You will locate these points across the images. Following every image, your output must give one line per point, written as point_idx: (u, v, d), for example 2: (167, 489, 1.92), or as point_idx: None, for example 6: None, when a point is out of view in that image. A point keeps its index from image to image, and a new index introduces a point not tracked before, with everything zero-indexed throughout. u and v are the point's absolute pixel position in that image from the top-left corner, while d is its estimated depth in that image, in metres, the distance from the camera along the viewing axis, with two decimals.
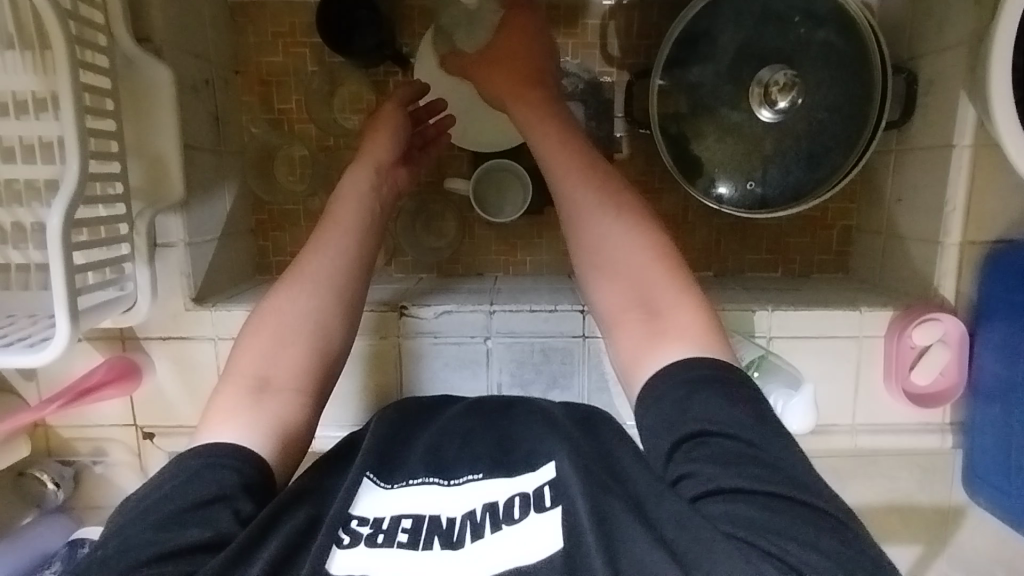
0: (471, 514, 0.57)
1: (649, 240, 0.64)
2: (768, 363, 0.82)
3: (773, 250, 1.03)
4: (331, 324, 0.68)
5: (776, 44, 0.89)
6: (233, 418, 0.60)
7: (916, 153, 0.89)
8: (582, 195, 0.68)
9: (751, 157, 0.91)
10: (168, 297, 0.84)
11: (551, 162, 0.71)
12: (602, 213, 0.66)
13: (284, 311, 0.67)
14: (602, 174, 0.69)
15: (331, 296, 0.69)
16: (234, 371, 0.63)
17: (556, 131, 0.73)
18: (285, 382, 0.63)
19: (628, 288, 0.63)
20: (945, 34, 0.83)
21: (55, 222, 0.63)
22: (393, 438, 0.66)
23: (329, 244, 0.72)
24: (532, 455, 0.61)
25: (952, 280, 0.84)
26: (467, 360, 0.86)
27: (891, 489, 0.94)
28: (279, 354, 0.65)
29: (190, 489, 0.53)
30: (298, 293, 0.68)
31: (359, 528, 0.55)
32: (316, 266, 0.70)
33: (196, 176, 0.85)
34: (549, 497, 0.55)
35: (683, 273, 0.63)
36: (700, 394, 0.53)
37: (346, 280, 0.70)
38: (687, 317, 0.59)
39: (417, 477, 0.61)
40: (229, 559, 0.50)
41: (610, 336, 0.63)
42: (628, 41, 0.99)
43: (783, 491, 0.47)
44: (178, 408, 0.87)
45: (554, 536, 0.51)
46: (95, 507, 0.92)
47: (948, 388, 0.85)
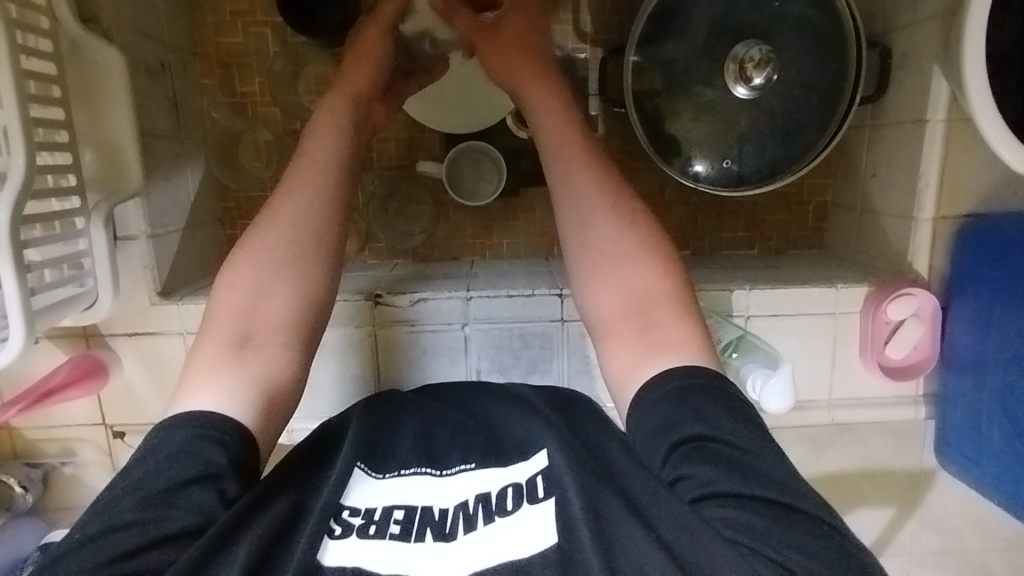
0: (464, 505, 0.56)
1: (648, 251, 0.66)
2: (746, 343, 0.82)
3: (750, 227, 1.02)
4: (311, 277, 0.66)
5: (751, 19, 0.87)
6: (212, 377, 0.58)
7: (891, 127, 0.88)
8: (586, 195, 0.69)
9: (727, 135, 0.90)
10: (133, 291, 0.81)
11: (550, 144, 0.72)
12: (606, 221, 0.68)
13: (262, 263, 0.65)
14: (611, 181, 0.70)
15: (305, 245, 0.67)
16: (215, 326, 0.62)
17: (565, 128, 0.72)
18: (265, 336, 0.62)
19: (627, 298, 0.64)
20: (918, 7, 0.82)
21: (1, 219, 0.60)
22: (376, 428, 0.64)
23: (303, 188, 0.69)
24: (524, 445, 0.61)
25: (925, 254, 0.84)
26: (445, 348, 0.85)
27: (865, 455, 0.95)
28: (258, 307, 0.63)
29: (174, 466, 0.51)
30: (274, 243, 0.66)
31: (351, 518, 0.54)
32: (291, 214, 0.67)
33: (155, 164, 0.82)
34: (542, 487, 0.55)
35: (682, 290, 0.64)
36: (693, 399, 0.54)
37: (321, 227, 0.68)
38: (684, 330, 0.61)
39: (408, 467, 0.60)
40: (212, 545, 0.48)
41: (602, 342, 0.65)
42: (601, 17, 0.97)
43: (774, 497, 0.47)
44: (149, 405, 0.84)
45: (548, 530, 0.51)
46: (67, 509, 0.90)
47: (921, 361, 0.86)
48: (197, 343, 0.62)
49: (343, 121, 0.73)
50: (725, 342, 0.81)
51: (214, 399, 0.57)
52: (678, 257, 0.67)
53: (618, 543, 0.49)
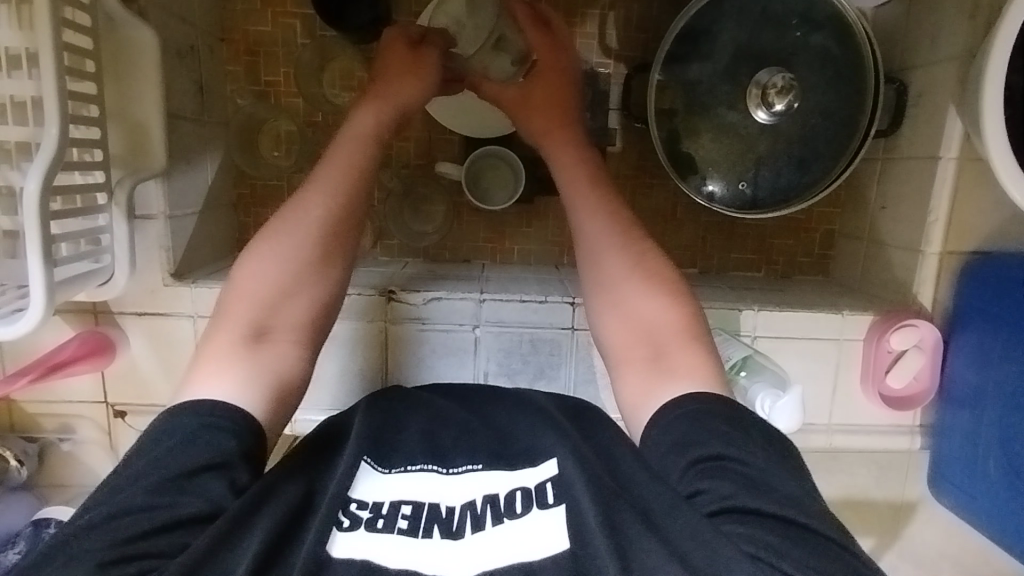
0: (471, 504, 0.56)
1: (661, 287, 0.67)
2: (753, 363, 0.82)
3: (757, 250, 1.05)
4: (328, 278, 0.68)
5: (774, 46, 0.89)
6: (226, 370, 0.59)
7: (903, 163, 0.91)
8: (600, 231, 0.72)
9: (745, 158, 0.92)
10: (146, 271, 0.80)
11: (570, 183, 0.76)
12: (620, 255, 0.70)
13: (281, 259, 0.66)
14: (623, 220, 0.73)
15: (327, 248, 0.68)
16: (229, 317, 0.63)
17: (582, 177, 0.76)
18: (281, 332, 0.63)
19: (638, 329, 0.66)
20: (938, 47, 0.85)
21: (32, 187, 0.60)
22: (383, 422, 0.64)
23: (327, 190, 0.70)
24: (532, 452, 0.61)
25: (930, 289, 0.86)
26: (454, 348, 0.85)
27: (850, 483, 0.96)
28: (276, 304, 0.64)
29: (187, 453, 0.51)
30: (296, 241, 0.67)
31: (359, 511, 0.54)
32: (315, 215, 0.68)
33: (178, 146, 0.82)
34: (552, 494, 0.55)
35: (697, 322, 0.65)
36: (707, 421, 0.55)
37: (344, 231, 0.69)
38: (697, 355, 0.62)
39: (415, 463, 0.60)
40: (223, 532, 0.48)
41: (616, 372, 0.66)
42: (627, 34, 0.98)
43: (791, 515, 0.48)
44: (153, 385, 0.84)
45: (560, 536, 0.51)
46: (60, 486, 0.88)
47: (920, 392, 0.88)
48: (210, 330, 0.63)
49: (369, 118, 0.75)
50: (733, 361, 0.82)
51: (229, 390, 0.57)
52: (688, 288, 0.69)
53: (631, 546, 0.49)
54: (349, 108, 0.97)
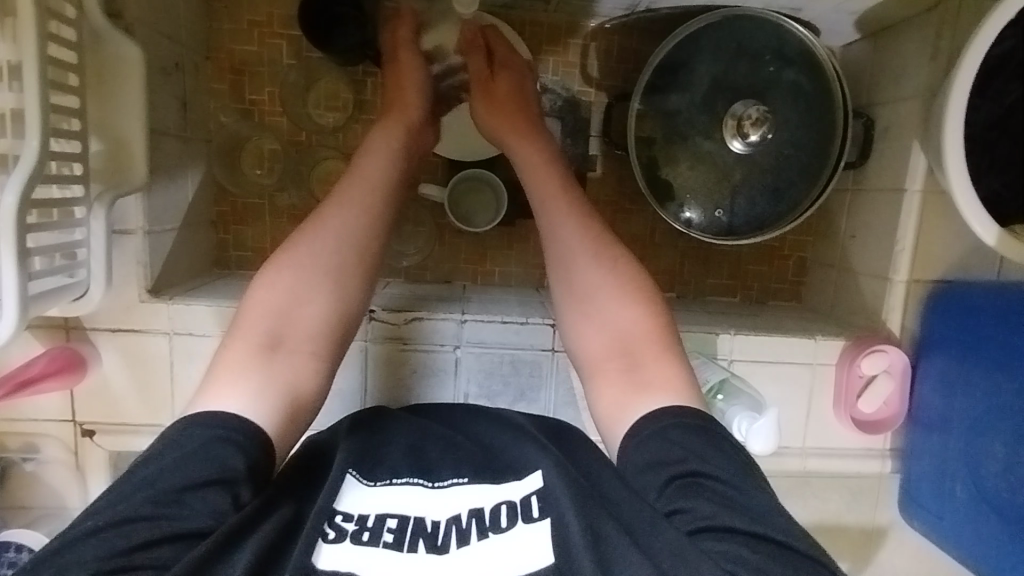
0: (456, 520, 0.55)
1: (641, 301, 0.68)
2: (729, 387, 0.84)
3: (733, 276, 1.07)
4: (347, 288, 0.67)
5: (750, 80, 0.93)
6: (241, 380, 0.57)
7: (870, 194, 0.94)
8: (575, 242, 0.72)
9: (722, 186, 0.95)
10: (123, 287, 0.79)
11: (541, 192, 0.76)
12: (596, 266, 0.71)
13: (300, 268, 0.65)
14: (592, 227, 0.73)
15: (348, 254, 0.68)
16: (246, 325, 0.62)
17: (551, 181, 0.76)
18: (297, 342, 0.62)
19: (612, 340, 0.67)
20: (902, 85, 0.89)
21: (9, 200, 0.59)
22: (364, 438, 0.64)
23: (352, 201, 0.70)
24: (517, 467, 0.61)
25: (898, 314, 0.89)
26: (434, 369, 0.85)
27: (821, 509, 0.98)
28: (293, 310, 0.63)
29: (190, 466, 0.50)
30: (316, 252, 0.66)
31: (344, 523, 0.53)
32: (334, 229, 0.68)
33: (159, 161, 0.81)
34: (537, 508, 0.55)
35: (670, 340, 0.66)
36: (683, 436, 0.56)
37: (367, 240, 0.69)
38: (671, 368, 0.63)
39: (400, 477, 0.59)
40: (218, 545, 0.47)
41: (590, 383, 0.67)
42: (608, 63, 1.01)
43: (769, 534, 0.49)
44: (124, 404, 0.82)
45: (544, 551, 0.51)
46: (21, 508, 0.85)
47: (889, 417, 0.91)
48: (225, 341, 0.62)
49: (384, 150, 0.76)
50: (710, 384, 0.83)
51: (242, 401, 0.56)
52: (663, 301, 0.70)
53: (612, 558, 0.50)
54: (333, 128, 0.98)
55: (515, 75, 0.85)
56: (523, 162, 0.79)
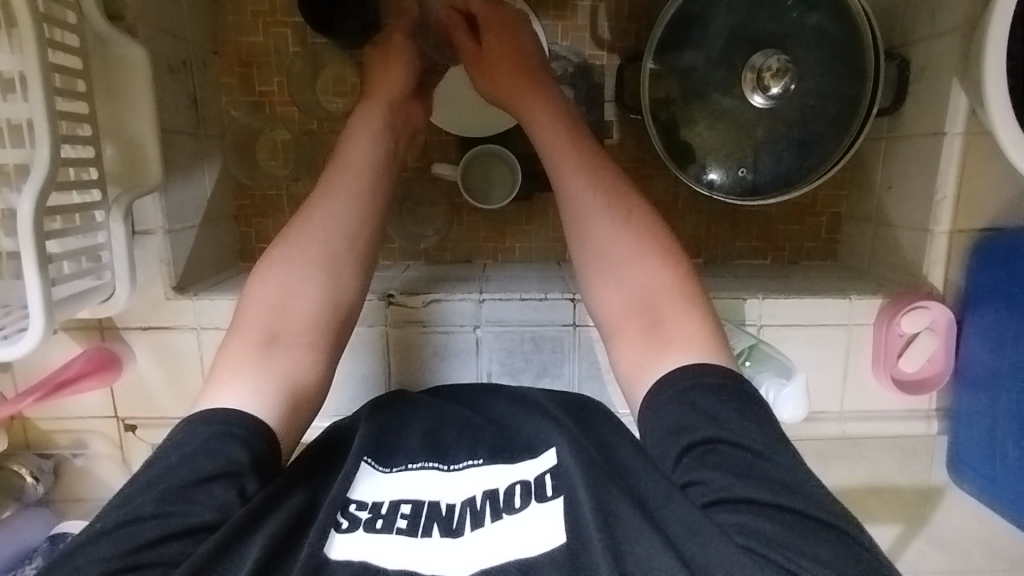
0: (471, 501, 0.56)
1: (659, 256, 0.65)
2: (758, 352, 0.81)
3: (763, 237, 1.03)
4: (341, 280, 0.67)
5: (770, 28, 0.87)
6: (241, 376, 0.59)
7: (907, 140, 0.88)
8: (588, 199, 0.69)
9: (743, 144, 0.90)
10: (149, 286, 0.81)
11: (551, 153, 0.73)
12: (608, 222, 0.68)
13: (291, 262, 0.66)
14: (604, 183, 0.70)
15: (340, 246, 0.68)
16: (242, 323, 0.63)
17: (563, 134, 0.72)
18: (294, 335, 0.63)
19: (632, 299, 0.65)
20: (938, 20, 0.82)
21: (26, 209, 0.60)
22: (384, 423, 0.65)
23: (340, 193, 0.70)
24: (533, 445, 0.61)
25: (940, 268, 0.84)
26: (456, 350, 0.85)
27: (871, 471, 0.94)
28: (289, 305, 0.64)
29: (195, 462, 0.51)
30: (307, 245, 0.67)
31: (358, 512, 0.54)
32: (326, 221, 0.69)
33: (174, 160, 0.83)
34: (549, 486, 0.55)
35: (692, 294, 0.63)
36: (701, 399, 0.54)
37: (357, 228, 0.69)
38: (692, 325, 0.61)
39: (415, 462, 0.60)
40: (228, 537, 0.49)
41: (611, 343, 0.65)
42: (619, 23, 0.97)
43: (789, 503, 0.47)
44: (161, 400, 0.85)
45: (556, 530, 0.51)
46: (77, 500, 0.90)
47: (933, 375, 0.86)
48: (225, 341, 0.63)
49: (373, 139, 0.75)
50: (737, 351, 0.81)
51: (242, 396, 0.57)
52: (680, 252, 0.67)
53: (627, 538, 0.49)
54: (343, 113, 0.97)
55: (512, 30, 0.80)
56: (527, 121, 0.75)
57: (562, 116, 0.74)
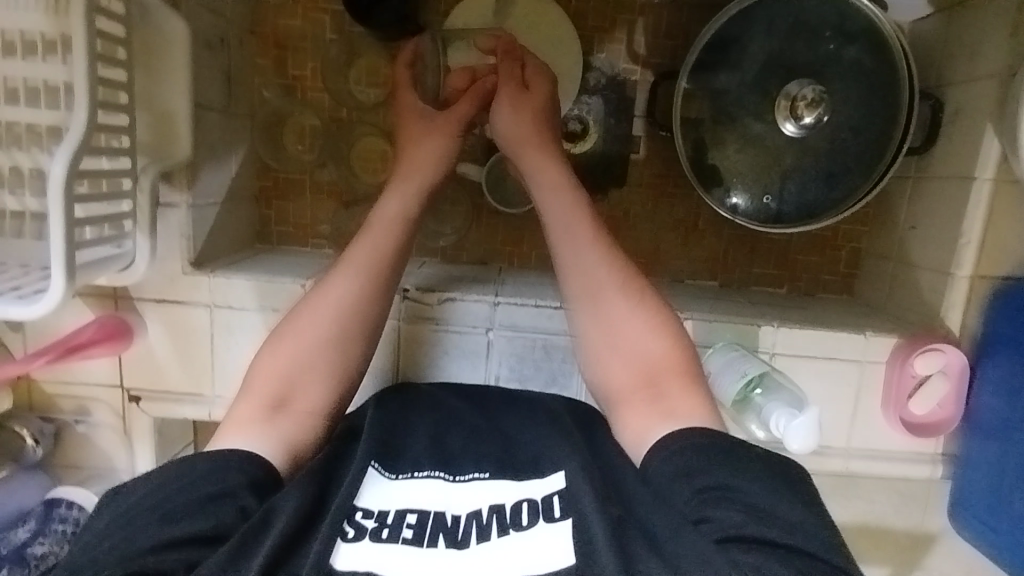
0: (477, 514, 0.58)
1: (662, 331, 0.69)
2: (769, 381, 0.80)
3: (780, 265, 1.03)
4: (347, 355, 0.70)
5: (806, 57, 0.87)
6: (249, 431, 0.62)
7: (934, 182, 0.88)
8: (596, 268, 0.73)
9: (771, 170, 0.90)
10: (167, 259, 0.81)
11: (558, 227, 0.75)
12: (617, 299, 0.71)
13: (302, 333, 0.69)
14: (619, 260, 0.73)
15: (350, 322, 0.70)
16: (253, 385, 0.66)
17: (572, 204, 0.76)
18: (300, 402, 0.66)
19: (636, 368, 0.68)
20: (976, 64, 0.82)
21: (58, 170, 0.60)
22: (394, 424, 0.69)
23: (353, 273, 0.72)
24: (540, 466, 0.63)
25: (958, 313, 0.83)
26: (467, 350, 0.85)
27: (868, 510, 0.97)
28: (298, 375, 0.67)
29: (195, 484, 0.54)
30: (318, 323, 0.69)
31: (364, 520, 0.56)
32: (335, 297, 0.70)
33: (204, 136, 0.83)
34: (559, 508, 0.57)
35: (692, 371, 0.67)
36: (709, 458, 0.55)
37: (366, 306, 0.71)
38: (693, 396, 0.64)
39: (422, 470, 0.63)
40: (235, 548, 0.50)
41: (617, 407, 0.69)
42: (655, 39, 0.98)
43: (804, 547, 0.48)
44: (169, 373, 0.85)
45: (565, 552, 0.52)
46: (75, 466, 0.90)
47: (943, 420, 0.86)
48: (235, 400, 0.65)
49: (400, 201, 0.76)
50: (748, 378, 0.78)
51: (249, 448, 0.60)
52: (683, 327, 0.71)
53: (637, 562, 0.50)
54: (374, 104, 0.97)
55: (542, 87, 0.81)
56: (535, 186, 0.78)
57: (573, 189, 0.76)
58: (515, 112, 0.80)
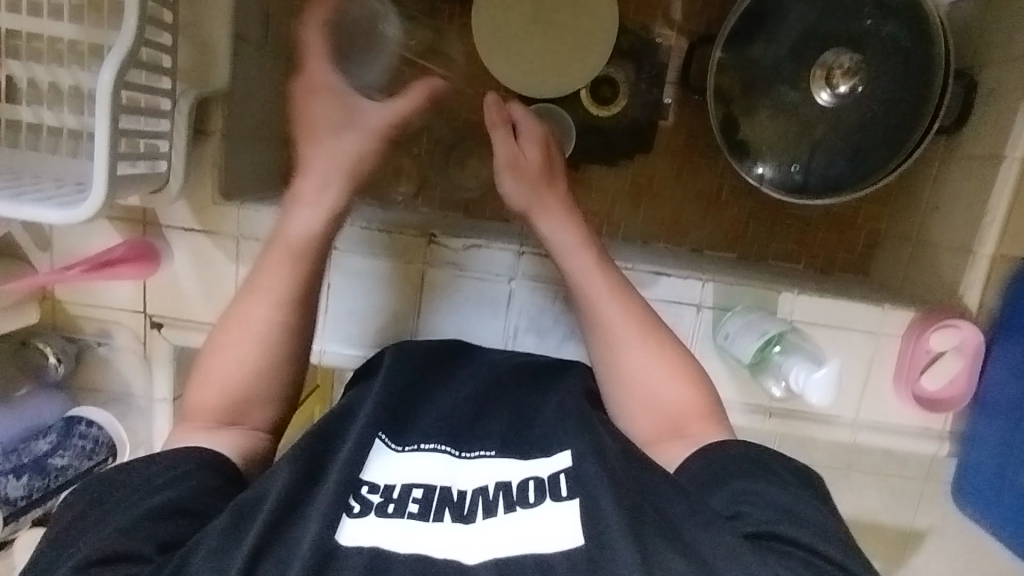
0: (483, 491, 0.57)
1: (681, 373, 0.71)
2: (791, 338, 0.81)
3: (799, 243, 1.04)
4: (279, 372, 0.71)
5: (844, 28, 0.87)
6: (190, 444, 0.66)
7: (960, 162, 0.89)
8: (614, 323, 0.72)
9: (801, 140, 0.91)
10: (198, 187, 0.82)
11: (581, 284, 0.74)
12: (635, 350, 0.71)
13: (230, 355, 0.70)
14: (637, 309, 0.73)
15: (274, 345, 0.70)
16: (195, 404, 0.69)
17: (592, 256, 0.75)
18: (241, 414, 0.69)
19: (660, 413, 0.69)
20: (1012, 45, 0.83)
21: (106, 77, 0.61)
22: (403, 388, 0.68)
23: (266, 297, 0.70)
24: (548, 440, 0.62)
25: (977, 290, 0.84)
26: (488, 299, 0.85)
27: (859, 504, 0.98)
28: (233, 393, 0.69)
29: (166, 475, 0.59)
30: (242, 347, 0.70)
31: (369, 495, 0.55)
32: (254, 323, 0.70)
33: (241, 69, 0.83)
34: (565, 487, 0.56)
35: (712, 402, 0.70)
36: (743, 469, 0.59)
37: (283, 329, 0.70)
38: (717, 427, 0.68)
39: (428, 443, 0.62)
40: (225, 534, 0.52)
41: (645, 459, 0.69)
42: (691, 7, 0.99)
43: (828, 551, 0.52)
44: (194, 302, 0.85)
45: (572, 533, 0.51)
46: (93, 389, 0.91)
47: (955, 396, 0.86)
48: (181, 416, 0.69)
49: (333, 199, 0.73)
50: (768, 336, 0.80)
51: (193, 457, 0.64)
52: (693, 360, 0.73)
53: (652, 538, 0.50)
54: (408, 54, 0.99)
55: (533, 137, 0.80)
56: (555, 245, 0.76)
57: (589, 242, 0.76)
58: (519, 169, 0.77)
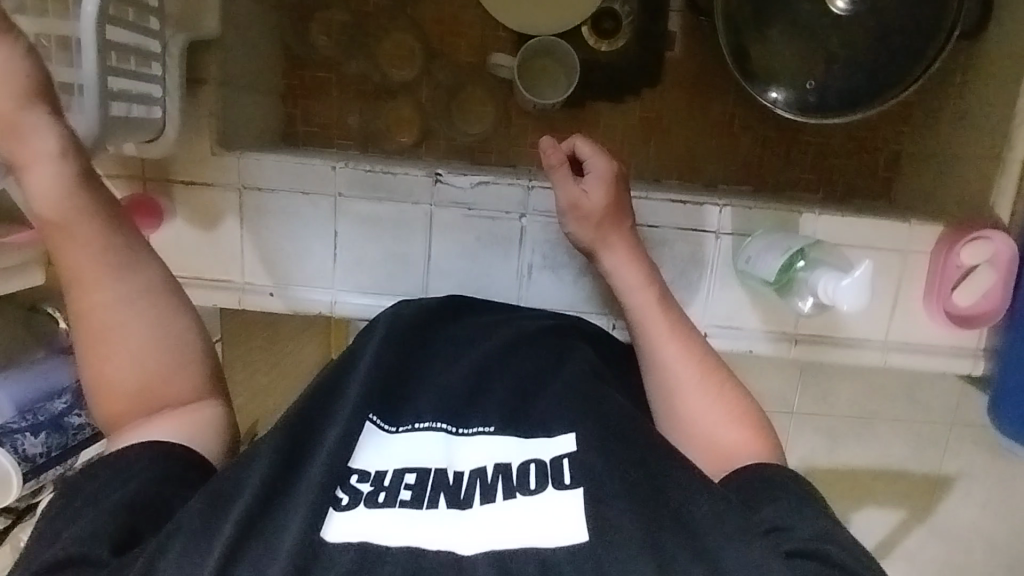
0: (481, 474, 0.55)
1: (736, 416, 0.67)
2: (816, 252, 0.78)
3: (816, 169, 1.01)
4: (173, 328, 0.63)
5: None
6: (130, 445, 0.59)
7: (986, 67, 0.85)
8: (674, 362, 0.69)
9: (815, 55, 0.87)
10: (195, 138, 0.80)
11: (644, 321, 0.71)
12: (694, 388, 0.68)
13: (111, 350, 0.61)
14: (696, 350, 0.70)
15: (155, 309, 0.62)
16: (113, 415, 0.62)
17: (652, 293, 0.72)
18: (160, 389, 0.62)
19: (709, 452, 0.66)
20: None
21: (88, 10, 0.57)
22: (405, 352, 0.65)
23: (103, 273, 0.60)
24: (547, 421, 0.58)
25: (1009, 197, 0.81)
26: (500, 238, 0.83)
27: (883, 455, 1.03)
28: (139, 381, 0.62)
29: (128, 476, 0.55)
30: (122, 334, 0.61)
31: (359, 485, 0.52)
32: (106, 302, 0.61)
33: (231, 14, 0.80)
34: (568, 474, 0.53)
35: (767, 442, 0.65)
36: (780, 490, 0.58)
37: (139, 286, 0.62)
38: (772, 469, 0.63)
39: (423, 421, 0.59)
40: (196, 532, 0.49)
41: None
42: None
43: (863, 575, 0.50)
44: (201, 259, 0.84)
45: (577, 525, 0.49)
46: None
47: (989, 311, 0.83)
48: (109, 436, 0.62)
49: (42, 142, 0.57)
50: (789, 254, 0.77)
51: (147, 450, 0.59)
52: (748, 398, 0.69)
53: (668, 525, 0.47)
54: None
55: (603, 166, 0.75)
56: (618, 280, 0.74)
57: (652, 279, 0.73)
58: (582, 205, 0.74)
